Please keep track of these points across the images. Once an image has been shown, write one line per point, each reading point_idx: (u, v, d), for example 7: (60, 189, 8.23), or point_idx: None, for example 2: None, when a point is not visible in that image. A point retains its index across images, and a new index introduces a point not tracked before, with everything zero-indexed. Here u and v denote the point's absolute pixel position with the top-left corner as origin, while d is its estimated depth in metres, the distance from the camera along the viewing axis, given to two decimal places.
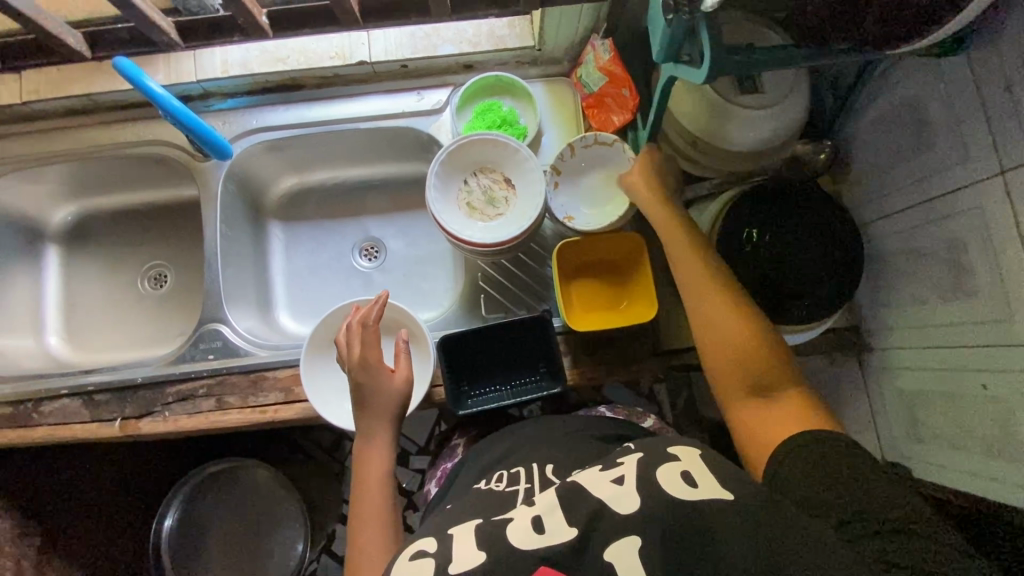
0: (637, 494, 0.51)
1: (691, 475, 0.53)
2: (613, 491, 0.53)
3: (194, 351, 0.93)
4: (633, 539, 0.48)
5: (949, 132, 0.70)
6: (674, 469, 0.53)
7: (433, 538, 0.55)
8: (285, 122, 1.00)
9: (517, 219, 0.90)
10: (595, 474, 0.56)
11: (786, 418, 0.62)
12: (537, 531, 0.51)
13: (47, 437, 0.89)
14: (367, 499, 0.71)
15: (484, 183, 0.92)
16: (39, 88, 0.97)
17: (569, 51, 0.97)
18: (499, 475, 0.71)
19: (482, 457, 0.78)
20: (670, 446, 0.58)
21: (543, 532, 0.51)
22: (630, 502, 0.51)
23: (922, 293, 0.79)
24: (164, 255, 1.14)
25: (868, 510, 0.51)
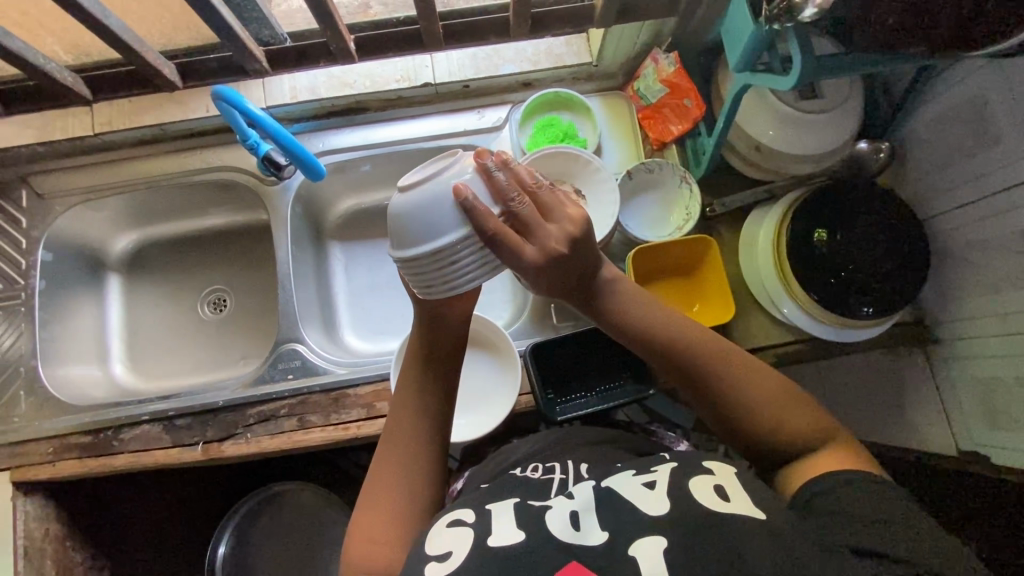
0: (668, 499, 0.55)
1: (724, 490, 0.55)
2: (646, 497, 0.56)
3: (273, 372, 0.93)
4: (659, 541, 0.51)
5: (1015, 127, 0.73)
6: (697, 479, 0.57)
7: (470, 510, 0.61)
8: (350, 144, 1.02)
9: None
10: (628, 480, 0.60)
11: (835, 460, 0.59)
12: (574, 527, 0.54)
13: (129, 465, 0.89)
14: (398, 459, 0.63)
15: None
16: (111, 120, 0.99)
17: (625, 66, 1.01)
18: (535, 465, 0.72)
19: (510, 455, 0.79)
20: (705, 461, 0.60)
21: (580, 529, 0.54)
22: (661, 506, 0.54)
23: (993, 283, 0.81)
24: (223, 279, 1.14)
25: (894, 529, 0.50)
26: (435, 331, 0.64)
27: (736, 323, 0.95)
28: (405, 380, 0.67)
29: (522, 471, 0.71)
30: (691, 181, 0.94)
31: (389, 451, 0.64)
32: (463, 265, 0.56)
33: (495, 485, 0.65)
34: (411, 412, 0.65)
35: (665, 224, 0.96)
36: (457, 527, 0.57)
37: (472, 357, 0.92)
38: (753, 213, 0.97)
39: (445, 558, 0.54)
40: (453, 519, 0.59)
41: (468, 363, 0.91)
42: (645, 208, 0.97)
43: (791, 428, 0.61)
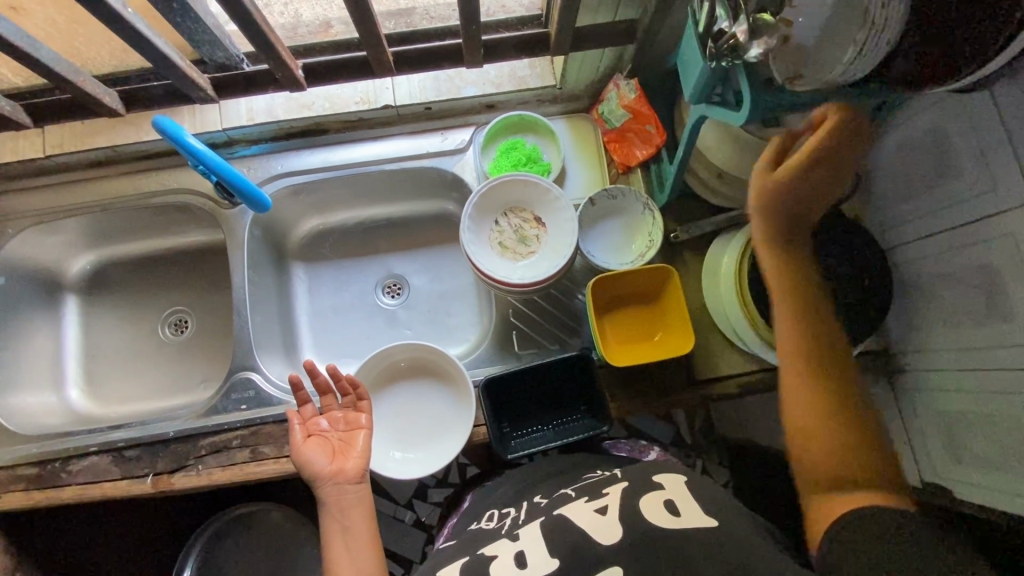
0: (619, 524, 0.56)
1: (674, 505, 0.56)
2: (597, 524, 0.57)
3: (226, 402, 0.92)
4: (613, 569, 0.51)
5: (974, 161, 0.72)
6: (644, 495, 0.59)
7: None
8: (309, 166, 1.00)
9: (551, 257, 0.92)
10: (582, 507, 0.61)
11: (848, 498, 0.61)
12: (520, 566, 0.56)
13: (76, 498, 0.87)
14: None
15: (514, 222, 0.94)
16: (64, 142, 0.97)
17: (589, 89, 1.00)
18: (492, 514, 0.75)
19: (490, 495, 0.83)
20: (657, 477, 0.62)
21: (526, 567, 0.56)
22: (613, 532, 0.55)
23: (955, 317, 0.80)
24: (184, 300, 1.12)
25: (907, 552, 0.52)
26: (341, 503, 0.72)
27: (699, 352, 0.93)
28: (335, 541, 0.70)
29: (479, 522, 0.74)
30: (652, 207, 0.93)
31: None
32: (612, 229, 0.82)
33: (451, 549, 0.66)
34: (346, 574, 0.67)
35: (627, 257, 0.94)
36: None
37: (429, 387, 0.90)
38: (716, 240, 0.95)
39: None
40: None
41: (424, 393, 0.90)
42: (604, 245, 0.96)
43: (866, 466, 0.63)
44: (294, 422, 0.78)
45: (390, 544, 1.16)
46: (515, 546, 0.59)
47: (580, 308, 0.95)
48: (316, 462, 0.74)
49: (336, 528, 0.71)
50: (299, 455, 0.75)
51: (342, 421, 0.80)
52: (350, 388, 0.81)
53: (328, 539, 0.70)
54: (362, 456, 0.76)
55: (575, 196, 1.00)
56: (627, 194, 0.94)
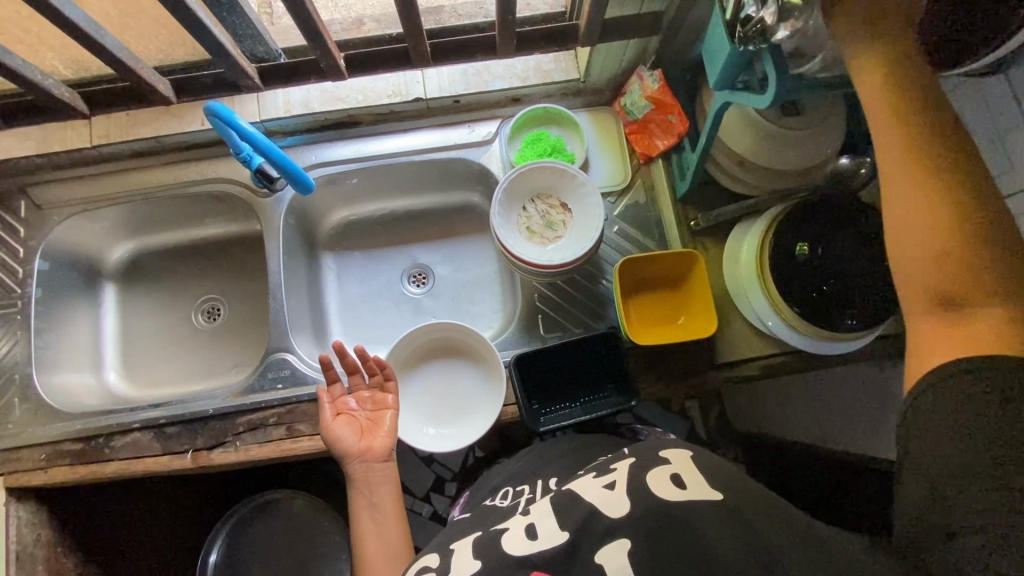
0: (626, 497, 0.56)
1: (680, 479, 0.57)
2: (605, 496, 0.58)
3: (262, 381, 0.95)
4: (622, 542, 0.53)
5: None
6: (653, 467, 0.59)
7: (435, 555, 0.62)
8: (343, 157, 1.04)
9: (578, 239, 0.96)
10: (589, 482, 0.62)
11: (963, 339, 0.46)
12: (529, 538, 0.58)
13: (119, 472, 0.90)
14: None
15: (541, 208, 0.97)
16: (109, 132, 1.02)
17: (612, 82, 1.03)
18: (504, 492, 0.77)
19: (491, 478, 0.85)
20: (663, 450, 0.63)
21: (537, 538, 0.57)
22: (620, 506, 0.56)
23: None
24: (217, 288, 1.16)
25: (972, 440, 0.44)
26: (368, 479, 0.76)
27: (720, 336, 0.96)
28: (363, 514, 0.75)
29: (492, 499, 0.76)
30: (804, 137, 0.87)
31: None
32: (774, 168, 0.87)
33: (472, 520, 0.68)
34: (376, 548, 0.72)
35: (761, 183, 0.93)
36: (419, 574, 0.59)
37: (458, 367, 0.93)
38: (737, 226, 0.98)
39: None
40: (420, 566, 0.61)
41: (454, 372, 0.93)
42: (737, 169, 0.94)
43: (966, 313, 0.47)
44: (323, 398, 0.81)
45: (412, 532, 1.18)
46: (537, 509, 0.61)
47: (604, 293, 0.99)
48: (345, 439, 0.78)
49: (366, 501, 0.75)
50: (329, 432, 0.79)
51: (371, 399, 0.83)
52: (377, 368, 0.83)
53: (355, 510, 0.75)
54: (387, 435, 0.79)
55: (598, 185, 1.03)
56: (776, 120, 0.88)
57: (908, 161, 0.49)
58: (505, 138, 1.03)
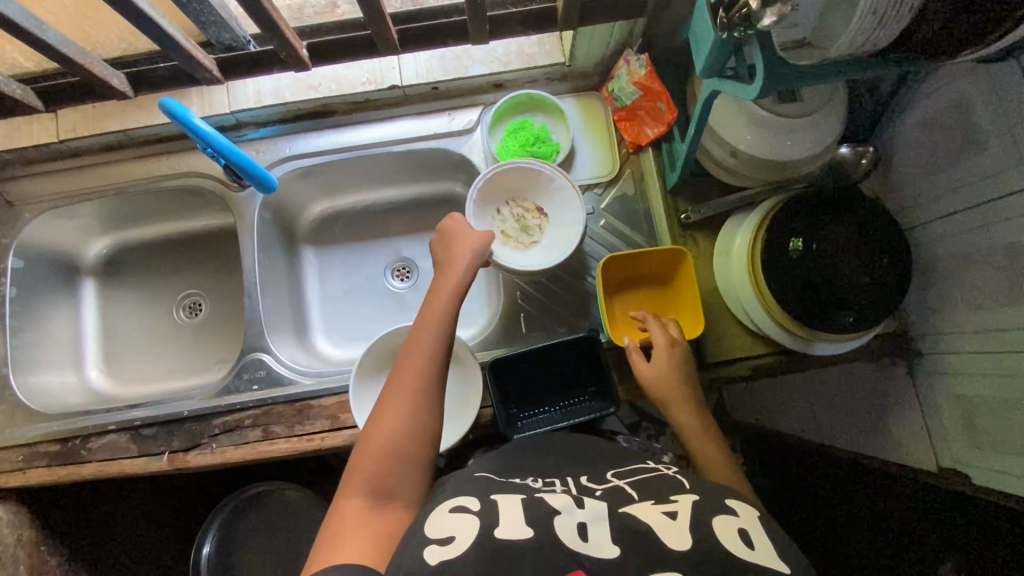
0: (689, 532, 0.49)
1: (749, 537, 0.50)
2: (666, 523, 0.51)
3: (238, 382, 0.93)
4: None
5: (1000, 136, 0.69)
6: (717, 513, 0.53)
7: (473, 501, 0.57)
8: (318, 148, 1.00)
9: (552, 245, 0.94)
10: (647, 508, 0.54)
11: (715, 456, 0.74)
12: (583, 538, 0.50)
13: (96, 473, 0.89)
14: (354, 512, 0.57)
15: (517, 212, 0.96)
16: (76, 126, 0.99)
17: (599, 66, 0.98)
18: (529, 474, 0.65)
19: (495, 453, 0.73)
20: (728, 497, 0.56)
21: (589, 542, 0.50)
22: (683, 538, 0.49)
23: (976, 298, 0.77)
24: (197, 283, 1.14)
25: None
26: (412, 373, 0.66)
27: (709, 334, 0.92)
28: (368, 446, 0.63)
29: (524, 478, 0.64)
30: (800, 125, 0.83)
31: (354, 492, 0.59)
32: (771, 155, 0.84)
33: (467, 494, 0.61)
34: (359, 490, 0.59)
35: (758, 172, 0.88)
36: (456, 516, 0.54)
37: None
38: (728, 221, 0.93)
39: (446, 542, 0.50)
40: (455, 505, 0.56)
41: None
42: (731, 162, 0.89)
43: None
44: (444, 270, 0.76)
45: None
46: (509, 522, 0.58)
47: (589, 290, 0.95)
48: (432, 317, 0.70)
49: (376, 429, 0.63)
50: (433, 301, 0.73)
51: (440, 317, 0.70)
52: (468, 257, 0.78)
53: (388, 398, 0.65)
54: (428, 364, 0.67)
55: (585, 177, 0.98)
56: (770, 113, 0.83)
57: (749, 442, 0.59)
58: (484, 127, 0.98)
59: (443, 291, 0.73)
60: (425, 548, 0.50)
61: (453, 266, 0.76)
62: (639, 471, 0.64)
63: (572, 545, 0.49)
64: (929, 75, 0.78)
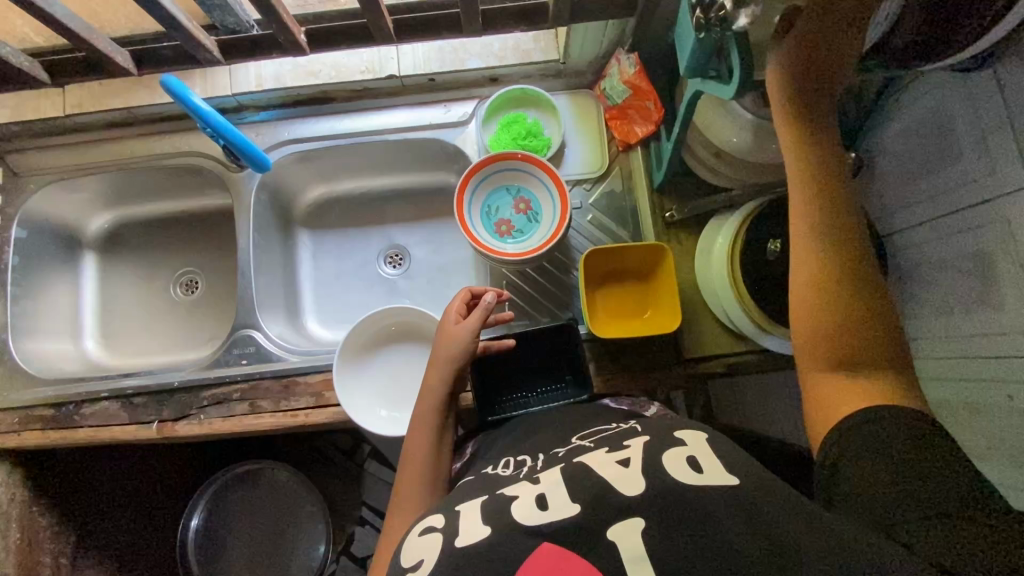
0: (641, 475, 0.52)
1: (695, 461, 0.53)
2: (619, 473, 0.53)
3: (228, 357, 0.96)
4: (637, 520, 0.48)
5: (974, 145, 0.71)
6: (667, 449, 0.55)
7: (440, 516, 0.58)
8: (316, 134, 1.03)
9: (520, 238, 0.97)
10: (601, 457, 0.57)
11: (858, 395, 0.56)
12: (542, 509, 0.52)
13: (87, 439, 0.92)
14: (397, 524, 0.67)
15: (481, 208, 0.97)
16: (82, 102, 1.02)
17: (592, 64, 1.00)
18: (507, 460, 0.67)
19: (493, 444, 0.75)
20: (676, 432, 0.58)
21: (547, 510, 0.52)
22: (635, 483, 0.51)
23: (946, 305, 0.79)
24: (194, 261, 1.17)
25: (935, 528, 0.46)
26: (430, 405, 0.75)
27: (688, 331, 0.95)
28: (388, 528, 0.68)
29: (495, 468, 0.66)
30: None
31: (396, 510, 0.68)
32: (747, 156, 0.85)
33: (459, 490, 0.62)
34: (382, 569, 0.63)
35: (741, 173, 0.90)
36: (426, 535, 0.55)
37: (418, 351, 0.93)
38: (712, 220, 0.95)
39: (417, 567, 0.52)
40: (424, 526, 0.56)
41: (414, 356, 0.93)
42: (715, 163, 0.91)
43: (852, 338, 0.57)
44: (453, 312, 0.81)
45: None
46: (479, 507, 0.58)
47: (573, 283, 0.97)
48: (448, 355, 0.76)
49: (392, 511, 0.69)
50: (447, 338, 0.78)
51: (444, 355, 0.77)
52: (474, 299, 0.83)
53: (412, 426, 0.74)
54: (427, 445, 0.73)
55: (574, 172, 1.01)
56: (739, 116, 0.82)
57: (805, 223, 0.60)
58: (478, 120, 1.00)
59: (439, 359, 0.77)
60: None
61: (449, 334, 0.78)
62: (599, 431, 0.66)
63: (536, 519, 0.51)
64: (911, 83, 0.79)
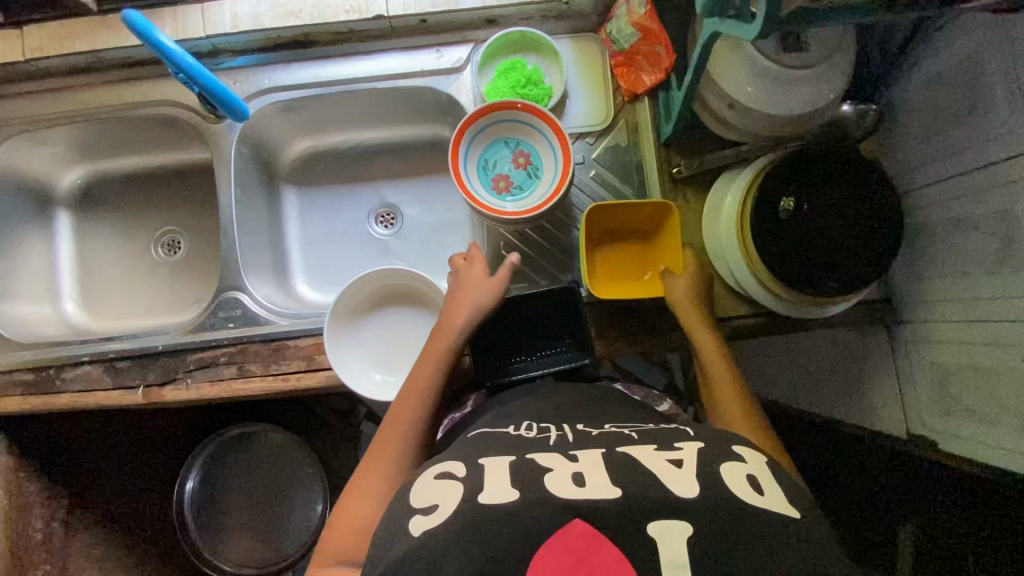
0: (694, 481, 0.48)
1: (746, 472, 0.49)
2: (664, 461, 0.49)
3: (213, 320, 0.92)
4: (683, 525, 0.44)
5: (1010, 95, 0.66)
6: (724, 461, 0.52)
7: (458, 462, 0.56)
8: (299, 81, 0.95)
9: (519, 202, 0.92)
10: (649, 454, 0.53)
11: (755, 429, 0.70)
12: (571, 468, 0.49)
13: (71, 404, 0.89)
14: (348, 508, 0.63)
15: (479, 164, 0.92)
16: (43, 46, 0.93)
17: (598, 5, 0.92)
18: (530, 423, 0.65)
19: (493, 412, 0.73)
20: (733, 446, 0.55)
21: (585, 486, 0.48)
22: (689, 486, 0.48)
23: (964, 267, 0.76)
24: (176, 220, 1.11)
25: None
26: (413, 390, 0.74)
27: None
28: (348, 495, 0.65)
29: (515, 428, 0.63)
30: (805, 81, 0.80)
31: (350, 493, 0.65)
32: (767, 107, 0.81)
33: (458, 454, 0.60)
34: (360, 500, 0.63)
35: (755, 127, 0.85)
36: (445, 480, 0.53)
37: (411, 314, 0.89)
38: (722, 177, 0.91)
39: (429, 512, 0.50)
40: (442, 472, 0.55)
41: (406, 319, 0.89)
42: (727, 117, 0.86)
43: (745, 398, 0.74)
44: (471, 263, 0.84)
45: None
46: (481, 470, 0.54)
47: (574, 241, 0.93)
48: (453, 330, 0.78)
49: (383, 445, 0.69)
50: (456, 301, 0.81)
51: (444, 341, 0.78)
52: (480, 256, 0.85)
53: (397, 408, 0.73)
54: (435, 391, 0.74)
55: (577, 124, 0.94)
56: (751, 55, 0.80)
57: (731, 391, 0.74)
58: (474, 66, 0.93)
59: (462, 304, 0.80)
60: (410, 519, 0.50)
61: (472, 281, 0.82)
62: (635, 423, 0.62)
63: (572, 493, 0.48)
64: (945, 26, 0.73)
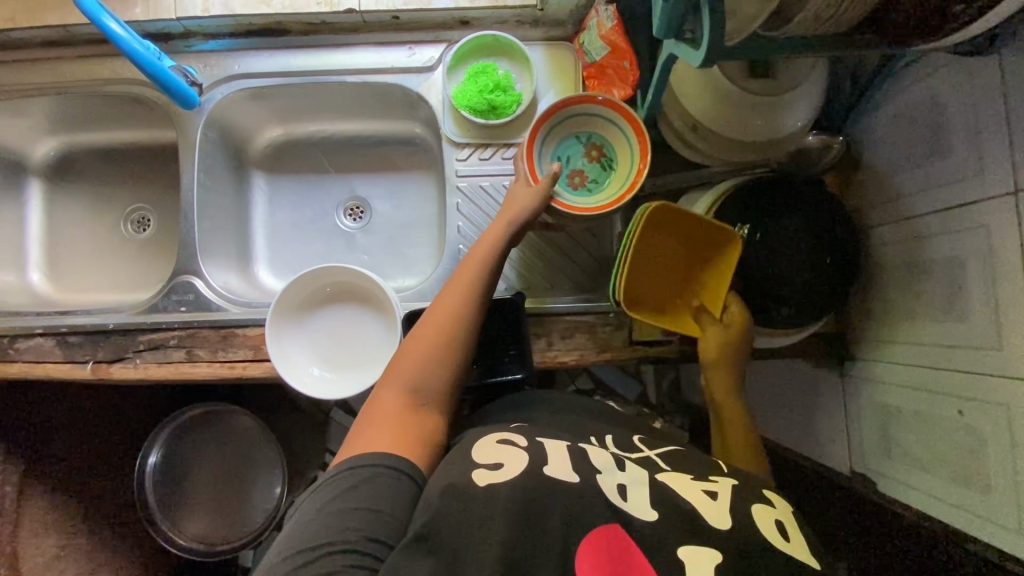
0: (728, 513, 0.51)
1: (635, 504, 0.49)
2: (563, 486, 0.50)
3: (167, 302, 0.93)
4: (716, 553, 0.47)
5: (967, 140, 0.64)
6: (757, 502, 0.54)
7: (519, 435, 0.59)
8: (269, 69, 0.95)
9: None
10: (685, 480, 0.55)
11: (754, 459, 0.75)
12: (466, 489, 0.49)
13: (21, 374, 0.91)
14: (380, 403, 0.61)
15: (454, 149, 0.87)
16: (16, 17, 0.93)
17: (572, 13, 0.91)
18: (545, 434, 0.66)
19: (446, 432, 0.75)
20: (645, 470, 0.56)
21: (628, 500, 0.51)
22: (722, 518, 0.50)
23: (913, 310, 0.75)
24: (146, 197, 1.11)
25: None
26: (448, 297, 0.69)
27: None
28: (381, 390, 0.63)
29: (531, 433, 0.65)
30: (771, 106, 0.79)
31: (383, 389, 0.63)
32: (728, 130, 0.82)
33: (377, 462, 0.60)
34: (390, 393, 0.62)
35: (719, 150, 0.85)
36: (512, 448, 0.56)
37: (358, 311, 0.90)
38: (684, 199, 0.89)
39: (496, 468, 0.53)
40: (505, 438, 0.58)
41: (353, 316, 0.89)
42: (691, 139, 0.85)
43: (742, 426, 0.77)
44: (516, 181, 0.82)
45: None
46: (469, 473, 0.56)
47: (531, 253, 0.92)
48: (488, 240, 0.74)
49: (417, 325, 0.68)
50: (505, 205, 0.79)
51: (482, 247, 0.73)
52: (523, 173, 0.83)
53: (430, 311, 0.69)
54: (479, 269, 0.71)
55: None
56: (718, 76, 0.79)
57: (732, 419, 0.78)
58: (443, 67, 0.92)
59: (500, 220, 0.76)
60: (473, 470, 0.53)
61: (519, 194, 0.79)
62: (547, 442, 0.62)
63: (620, 502, 0.51)
64: (911, 63, 0.72)
